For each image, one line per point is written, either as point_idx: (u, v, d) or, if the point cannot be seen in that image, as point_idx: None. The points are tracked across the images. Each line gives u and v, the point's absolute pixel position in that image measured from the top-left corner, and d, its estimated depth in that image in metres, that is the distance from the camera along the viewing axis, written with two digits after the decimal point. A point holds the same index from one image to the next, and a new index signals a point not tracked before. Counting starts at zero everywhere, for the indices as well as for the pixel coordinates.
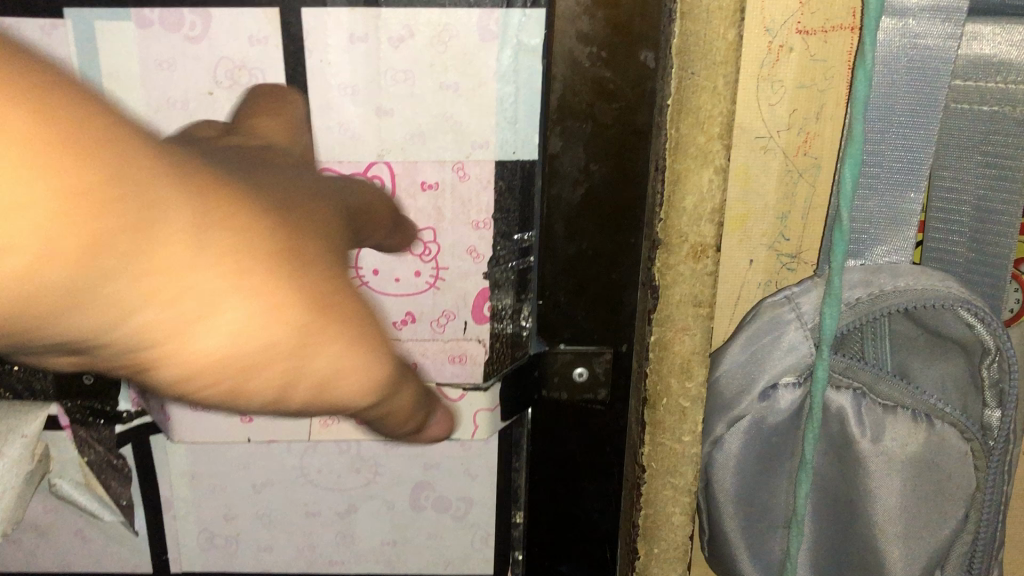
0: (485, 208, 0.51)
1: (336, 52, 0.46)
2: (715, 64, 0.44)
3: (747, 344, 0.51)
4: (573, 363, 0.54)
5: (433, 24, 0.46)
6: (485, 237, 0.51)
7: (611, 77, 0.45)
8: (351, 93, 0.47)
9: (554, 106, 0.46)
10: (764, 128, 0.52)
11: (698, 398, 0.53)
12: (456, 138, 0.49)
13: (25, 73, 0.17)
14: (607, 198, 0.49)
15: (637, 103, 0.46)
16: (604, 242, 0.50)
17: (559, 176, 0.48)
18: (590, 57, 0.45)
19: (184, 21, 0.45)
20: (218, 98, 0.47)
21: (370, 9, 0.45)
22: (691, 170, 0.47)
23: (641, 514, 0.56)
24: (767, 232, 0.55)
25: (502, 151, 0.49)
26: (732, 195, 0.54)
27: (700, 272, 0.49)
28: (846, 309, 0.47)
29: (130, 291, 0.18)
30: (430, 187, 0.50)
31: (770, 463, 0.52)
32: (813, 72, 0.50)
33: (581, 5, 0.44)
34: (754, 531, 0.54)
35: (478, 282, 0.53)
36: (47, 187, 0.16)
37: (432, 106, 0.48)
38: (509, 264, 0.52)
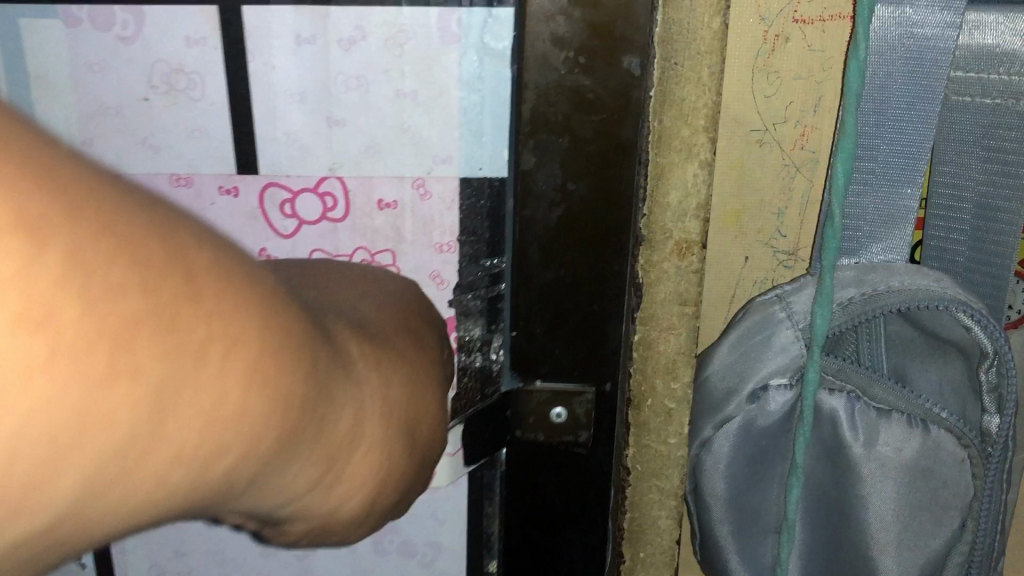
0: (448, 230, 0.48)
1: (282, 55, 0.44)
2: (699, 54, 0.44)
3: (736, 344, 0.51)
4: (551, 403, 0.49)
5: (392, 25, 0.43)
6: (448, 261, 0.48)
7: (591, 86, 0.42)
8: (299, 99, 0.45)
9: (526, 116, 0.43)
10: (760, 120, 0.50)
11: (683, 400, 0.53)
12: (418, 153, 0.46)
13: (230, 321, 0.23)
14: (587, 219, 0.45)
15: (622, 114, 0.42)
16: (584, 267, 0.46)
17: (533, 196, 0.45)
18: (565, 61, 0.41)
19: (115, 20, 0.44)
20: (154, 103, 0.46)
21: (319, 8, 0.43)
22: (674, 163, 0.46)
23: (628, 518, 0.56)
24: (763, 229, 0.53)
25: (467, 167, 0.46)
26: (726, 188, 0.52)
27: (685, 269, 0.49)
28: (839, 309, 0.45)
29: (283, 468, 0.27)
30: (388, 205, 0.47)
31: (761, 467, 0.51)
32: (810, 63, 0.48)
33: (556, 4, 0.40)
34: (747, 535, 0.53)
35: (442, 310, 0.50)
36: (256, 409, 0.24)
37: (389, 116, 0.45)
38: (478, 291, 0.49)
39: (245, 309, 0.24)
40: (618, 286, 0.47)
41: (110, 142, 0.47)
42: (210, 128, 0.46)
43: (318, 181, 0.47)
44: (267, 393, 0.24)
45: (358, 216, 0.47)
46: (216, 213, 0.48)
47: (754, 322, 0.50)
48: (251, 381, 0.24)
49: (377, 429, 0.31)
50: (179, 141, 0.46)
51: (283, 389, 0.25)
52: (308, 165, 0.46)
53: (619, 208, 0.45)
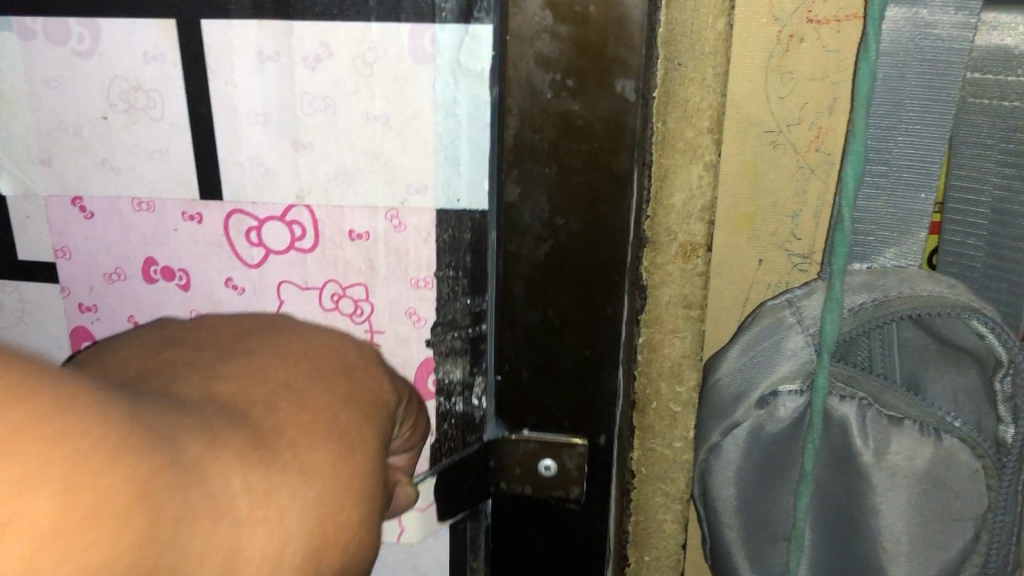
0: (423, 263, 0.49)
1: (242, 75, 0.46)
2: (703, 55, 0.44)
3: (746, 349, 0.49)
4: (540, 454, 0.52)
5: (362, 44, 0.44)
6: (425, 297, 0.49)
7: (580, 112, 0.43)
8: (262, 120, 0.47)
9: (509, 145, 0.45)
10: (773, 121, 0.49)
11: (689, 403, 0.53)
12: (391, 180, 0.47)
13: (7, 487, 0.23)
14: (574, 257, 0.47)
15: (614, 143, 0.44)
16: (571, 310, 0.48)
17: (521, 231, 0.47)
18: (550, 85, 0.43)
19: (72, 35, 0.47)
20: (113, 119, 0.48)
21: (281, 22, 0.44)
22: (679, 165, 0.46)
23: (632, 522, 0.56)
24: (777, 231, 0.52)
25: (442, 197, 0.47)
26: (739, 190, 0.51)
27: (690, 272, 0.49)
28: (849, 315, 0.44)
29: None
30: (361, 236, 0.48)
31: (771, 474, 0.50)
32: (825, 64, 0.47)
33: (542, 22, 0.42)
34: (756, 541, 0.51)
35: (421, 350, 0.51)
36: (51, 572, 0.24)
37: (360, 140, 0.46)
38: (460, 331, 0.51)
39: (36, 470, 0.24)
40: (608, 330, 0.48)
41: (68, 158, 0.50)
42: (171, 150, 0.49)
43: (286, 210, 0.49)
44: (66, 553, 0.24)
45: (330, 245, 0.49)
46: (182, 237, 0.51)
47: (763, 326, 0.49)
48: (39, 545, 0.24)
49: (284, 532, 0.32)
50: (139, 161, 0.49)
51: (92, 541, 0.25)
52: (275, 192, 0.48)
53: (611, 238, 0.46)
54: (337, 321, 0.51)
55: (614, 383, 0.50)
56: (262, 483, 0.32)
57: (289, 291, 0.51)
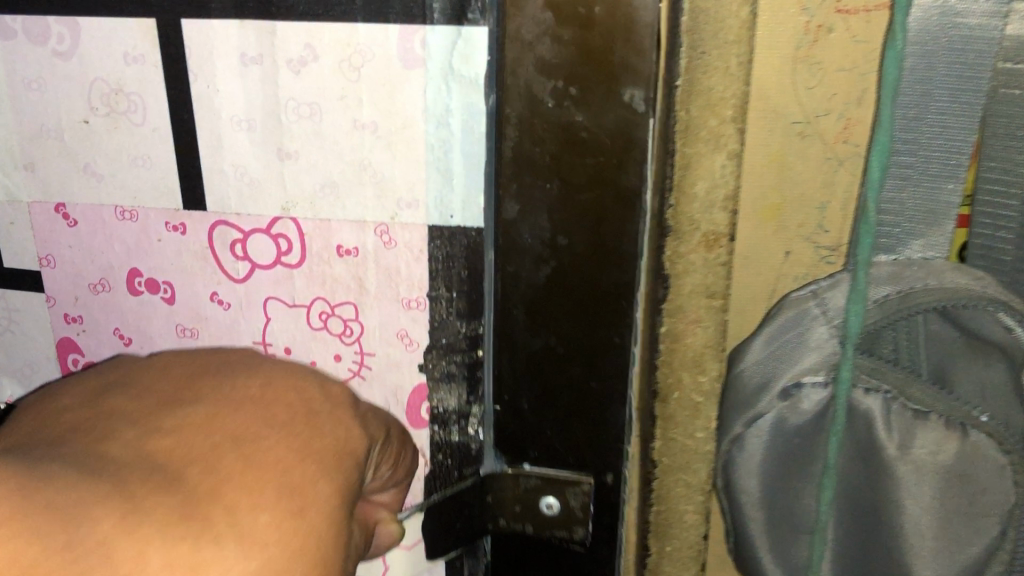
0: (415, 282, 0.53)
1: (224, 76, 0.52)
2: (727, 44, 0.43)
3: (770, 340, 0.49)
4: (542, 490, 0.56)
5: (349, 51, 0.48)
6: (415, 318, 0.54)
7: (584, 123, 0.46)
8: (247, 125, 0.52)
9: (509, 155, 0.48)
10: (800, 112, 0.48)
11: (711, 393, 0.52)
12: (385, 194, 0.51)
13: None
14: (575, 280, 0.50)
15: (622, 157, 0.46)
16: (573, 333, 0.51)
17: (523, 251, 0.50)
18: (552, 95, 0.46)
19: (52, 36, 0.54)
20: (95, 120, 0.56)
21: (265, 25, 0.49)
22: (702, 153, 0.45)
23: (654, 511, 0.55)
24: (805, 223, 0.51)
25: (435, 215, 0.51)
26: (766, 181, 0.51)
27: (713, 261, 0.48)
28: (873, 307, 0.44)
29: None
30: (350, 251, 0.54)
31: (795, 467, 0.49)
32: (854, 54, 0.46)
33: (541, 27, 0.44)
34: (779, 534, 0.51)
35: (414, 375, 0.56)
36: None
37: (350, 149, 0.51)
38: (454, 356, 0.55)
39: None
40: (616, 358, 0.51)
41: (52, 162, 0.58)
42: (153, 158, 0.55)
43: (273, 222, 0.54)
44: None
45: (321, 258, 0.54)
46: (166, 245, 0.58)
47: (788, 318, 0.48)
48: None
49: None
50: (122, 167, 0.56)
51: None
52: (264, 198, 0.54)
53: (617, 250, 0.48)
54: (329, 341, 0.57)
55: (618, 418, 0.53)
56: (188, 561, 0.36)
57: (274, 306, 0.57)
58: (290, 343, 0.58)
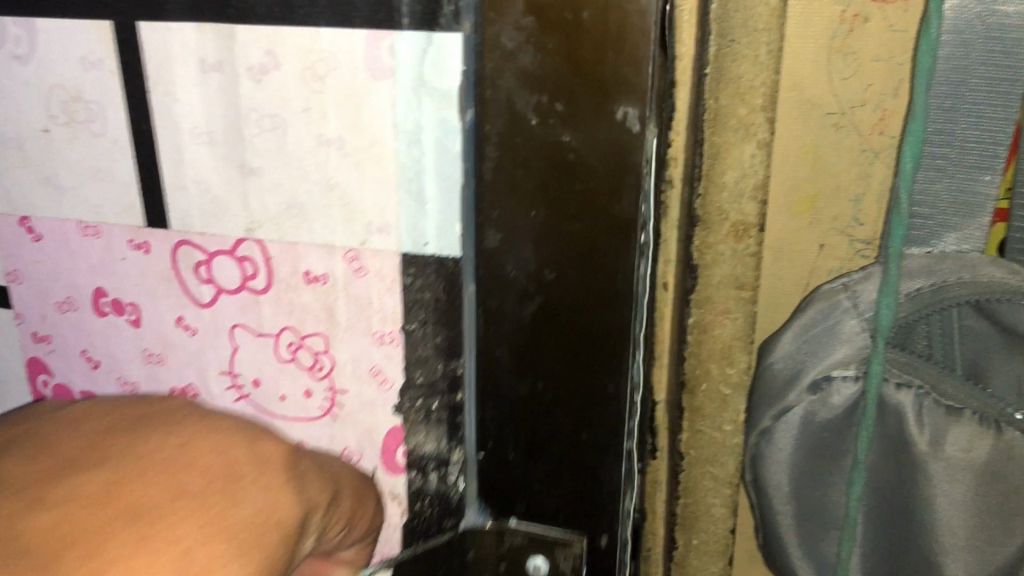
0: (385, 313, 0.53)
1: (188, 83, 0.52)
2: (757, 31, 0.43)
3: (800, 333, 0.48)
4: (528, 550, 0.55)
5: (312, 61, 0.48)
6: (389, 352, 0.54)
7: (570, 143, 0.44)
8: (207, 138, 0.53)
9: (489, 176, 0.47)
10: (836, 103, 0.47)
11: (739, 386, 0.51)
12: (354, 219, 0.51)
13: None
14: (569, 313, 0.48)
15: (613, 182, 0.44)
16: (564, 373, 0.50)
17: (505, 287, 0.49)
18: (535, 114, 0.44)
19: (13, 43, 0.56)
20: (55, 129, 0.58)
21: (225, 27, 0.49)
22: (731, 143, 0.45)
23: (681, 504, 0.53)
24: (840, 216, 0.50)
25: (406, 242, 0.50)
26: (800, 172, 0.50)
27: (742, 252, 0.47)
28: (906, 300, 0.44)
29: None
30: (317, 277, 0.54)
31: (824, 462, 0.49)
32: (891, 44, 0.45)
33: (524, 32, 0.43)
34: (809, 530, 0.50)
35: (390, 416, 0.56)
36: None
37: (317, 166, 0.51)
38: (433, 399, 0.54)
39: None
40: (611, 405, 0.50)
41: (23, 170, 0.60)
42: (112, 167, 0.57)
43: (237, 245, 0.55)
44: None
45: (292, 285, 0.54)
46: (130, 264, 0.59)
47: (817, 310, 0.47)
48: None
49: None
50: (84, 177, 0.58)
51: None
52: (224, 223, 0.55)
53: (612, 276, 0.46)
54: (301, 377, 0.57)
55: (613, 464, 0.52)
56: None
57: (242, 338, 0.58)
58: (259, 377, 0.59)
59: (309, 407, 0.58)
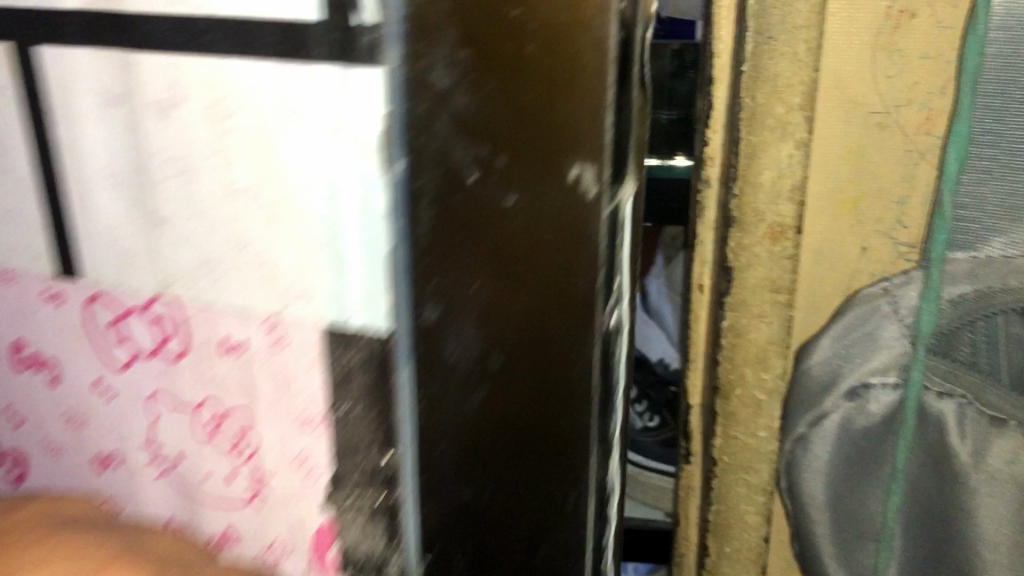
0: (308, 394, 0.36)
1: (90, 116, 0.38)
2: (796, 29, 0.42)
3: (837, 338, 0.46)
4: None
5: (214, 92, 0.33)
6: (310, 439, 0.37)
7: (508, 208, 0.30)
8: (111, 178, 0.39)
9: (425, 244, 0.29)
10: (879, 102, 0.46)
11: (774, 393, 0.50)
12: (269, 283, 0.35)
13: None
14: (516, 412, 0.33)
15: (568, 247, 0.31)
16: (525, 495, 0.34)
17: (452, 385, 0.31)
18: (461, 151, 0.28)
19: None
20: None
21: (117, 56, 0.36)
22: (768, 142, 0.45)
23: (713, 510, 0.54)
24: (883, 218, 0.48)
25: (331, 314, 0.33)
26: (840, 172, 0.48)
27: (778, 254, 0.47)
28: (948, 306, 0.44)
29: None
30: (236, 346, 0.38)
31: (861, 472, 0.47)
32: (939, 41, 0.44)
33: (455, 64, 0.27)
34: (845, 541, 0.48)
35: (314, 515, 0.38)
36: None
37: (229, 225, 0.36)
38: (370, 505, 0.33)
39: None
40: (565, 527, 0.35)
41: None
42: None
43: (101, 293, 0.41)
44: None
45: (208, 354, 0.39)
46: (44, 319, 0.44)
47: (856, 314, 0.45)
48: None
49: None
50: None
51: None
52: (135, 274, 0.40)
53: (571, 386, 0.33)
54: (209, 451, 0.41)
55: None
56: None
57: (166, 419, 0.42)
58: (179, 447, 0.42)
59: (230, 495, 0.41)
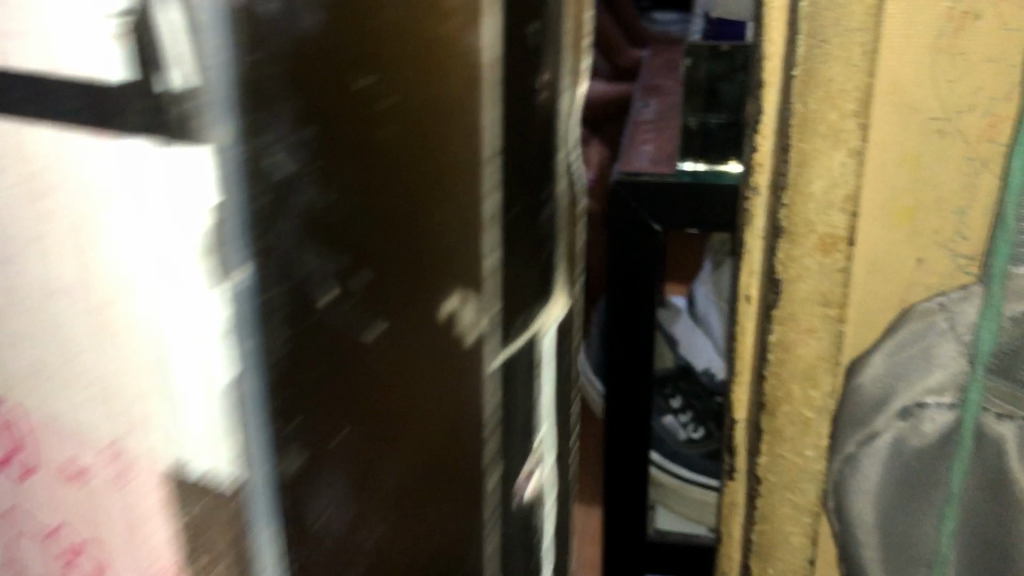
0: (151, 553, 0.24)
1: None
2: (850, 31, 0.41)
3: (891, 354, 0.44)
4: None
5: (27, 162, 0.21)
6: None
7: (375, 341, 0.23)
8: None
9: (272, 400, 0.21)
10: (939, 107, 0.44)
11: (824, 410, 0.48)
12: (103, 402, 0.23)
13: None
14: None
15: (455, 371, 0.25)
16: None
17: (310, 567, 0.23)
18: (316, 254, 0.21)
19: None
20: None
21: None
22: (820, 150, 0.43)
23: (756, 530, 0.52)
24: (941, 229, 0.46)
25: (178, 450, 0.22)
26: (897, 182, 0.46)
27: (829, 266, 0.45)
28: (1010, 324, 0.41)
29: None
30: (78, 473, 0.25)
31: (915, 495, 0.45)
32: (1005, 44, 0.42)
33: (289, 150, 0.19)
34: (897, 565, 0.46)
35: None
36: None
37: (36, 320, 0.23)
38: None
39: None
40: None
41: None
42: None
43: None
44: None
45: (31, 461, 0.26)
46: None
47: (909, 332, 0.44)
48: None
49: None
50: None
51: None
52: None
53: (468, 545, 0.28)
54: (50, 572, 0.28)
55: None
56: None
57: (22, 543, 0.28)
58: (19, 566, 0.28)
59: None
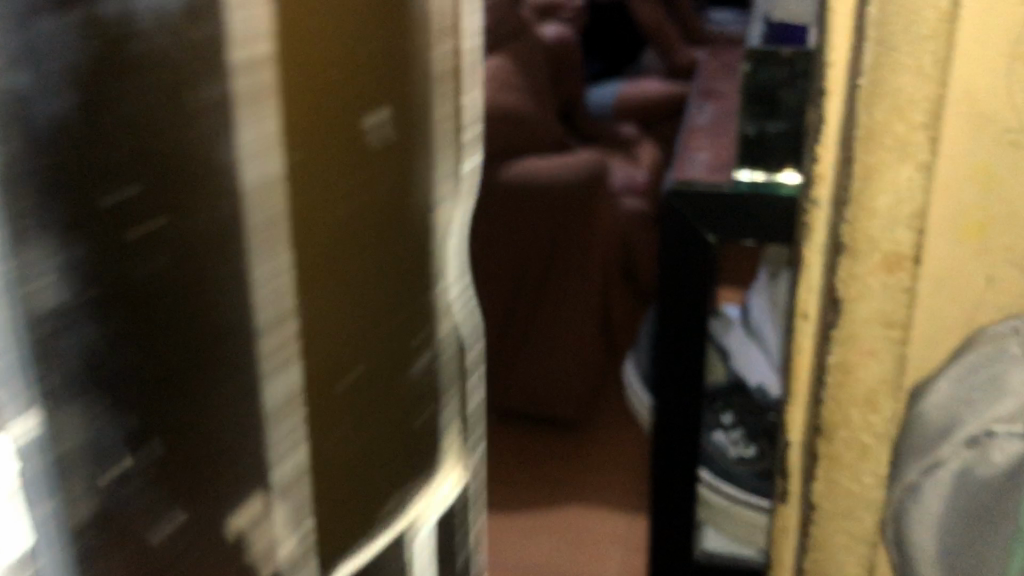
0: None
1: None
2: (922, 40, 0.39)
3: (961, 381, 0.43)
4: None
5: None
6: None
7: (161, 540, 0.27)
8: None
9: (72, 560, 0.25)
10: (1015, 117, 0.39)
11: (884, 436, 0.46)
12: None
13: None
14: None
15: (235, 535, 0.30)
16: None
17: None
18: (102, 420, 0.25)
19: None
20: None
21: None
22: (886, 164, 0.41)
23: (808, 559, 0.49)
24: (1013, 247, 0.41)
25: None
26: (966, 195, 0.41)
27: (893, 285, 0.43)
28: None
29: None
30: None
31: (979, 526, 0.44)
32: None
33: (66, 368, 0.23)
34: None
35: None
36: None
37: None
38: None
39: None
40: None
41: None
42: None
43: None
44: None
45: None
46: None
47: (981, 357, 0.43)
48: None
49: None
50: None
51: None
52: None
53: None
54: None
55: None
56: None
57: None
58: None
59: None
